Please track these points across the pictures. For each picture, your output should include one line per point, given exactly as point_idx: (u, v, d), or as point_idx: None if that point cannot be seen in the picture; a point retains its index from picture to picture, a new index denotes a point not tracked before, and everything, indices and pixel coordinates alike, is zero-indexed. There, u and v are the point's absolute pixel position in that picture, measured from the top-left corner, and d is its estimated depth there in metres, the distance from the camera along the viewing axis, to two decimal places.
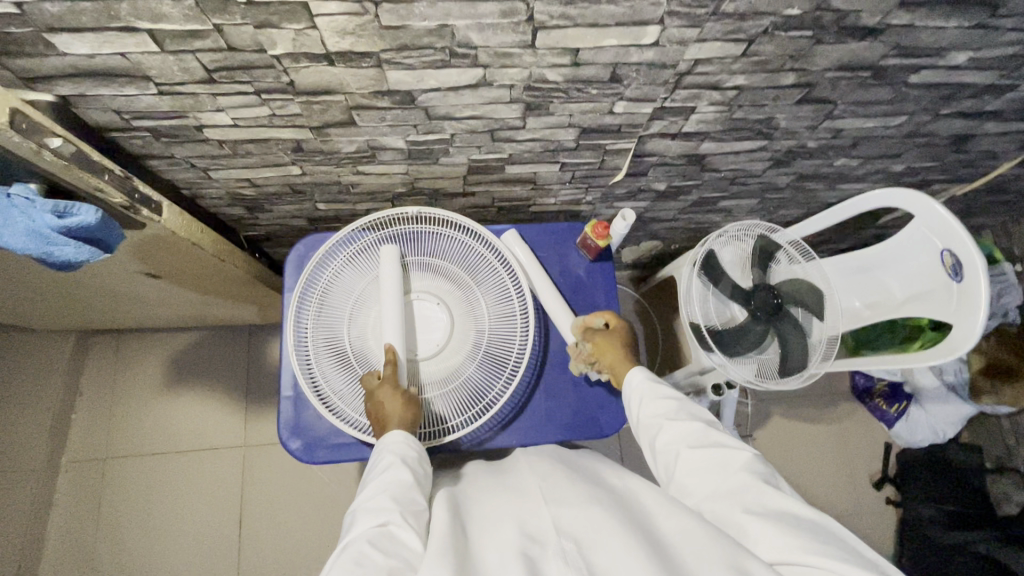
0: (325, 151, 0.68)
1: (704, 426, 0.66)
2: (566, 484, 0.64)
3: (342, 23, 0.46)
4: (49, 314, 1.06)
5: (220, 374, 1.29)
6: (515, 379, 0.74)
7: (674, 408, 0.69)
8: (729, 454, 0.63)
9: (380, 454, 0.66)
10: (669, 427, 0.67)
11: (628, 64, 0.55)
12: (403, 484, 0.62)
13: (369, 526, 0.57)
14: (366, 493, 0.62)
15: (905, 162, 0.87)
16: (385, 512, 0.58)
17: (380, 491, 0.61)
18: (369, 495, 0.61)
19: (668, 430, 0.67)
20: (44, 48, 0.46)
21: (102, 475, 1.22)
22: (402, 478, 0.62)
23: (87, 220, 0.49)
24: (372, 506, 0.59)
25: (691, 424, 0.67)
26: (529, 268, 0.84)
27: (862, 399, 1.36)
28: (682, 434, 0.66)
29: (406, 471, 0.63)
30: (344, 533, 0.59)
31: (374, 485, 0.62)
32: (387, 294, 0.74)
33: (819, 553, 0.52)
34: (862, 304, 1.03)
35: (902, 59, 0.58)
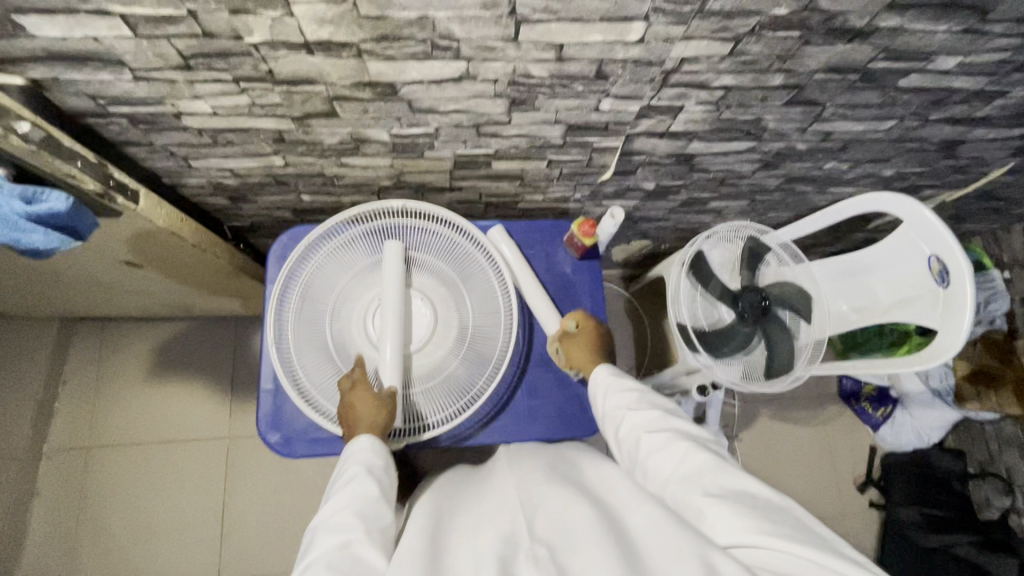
0: (308, 141, 0.67)
1: (664, 414, 0.67)
2: (535, 486, 0.63)
3: (319, 11, 0.45)
4: (29, 301, 1.04)
5: (206, 365, 1.28)
6: (499, 374, 0.74)
7: (637, 398, 0.70)
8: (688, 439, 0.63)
9: (345, 462, 0.66)
10: (630, 416, 0.67)
11: (613, 60, 0.54)
12: (367, 501, 0.62)
13: (331, 546, 0.57)
14: (328, 509, 0.62)
15: (895, 167, 0.86)
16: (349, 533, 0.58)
17: (344, 508, 0.61)
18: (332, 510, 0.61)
19: (629, 419, 0.67)
20: (13, 29, 0.45)
21: (84, 465, 1.21)
22: (368, 495, 0.63)
23: (57, 206, 0.49)
24: (335, 525, 0.59)
25: (652, 412, 0.67)
26: (515, 265, 0.83)
27: (849, 402, 1.37)
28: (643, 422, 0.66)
29: (372, 486, 0.63)
30: (304, 549, 0.59)
31: (337, 501, 0.62)
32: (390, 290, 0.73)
33: (777, 532, 0.51)
34: (849, 308, 1.03)
35: (890, 63, 0.58)
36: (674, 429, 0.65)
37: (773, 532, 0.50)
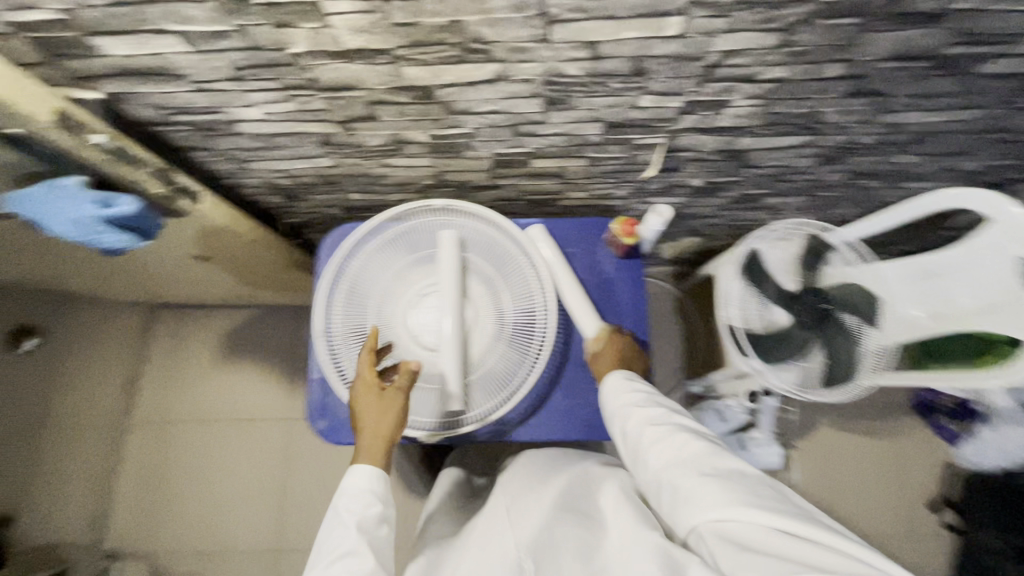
0: (352, 144, 0.69)
1: (664, 409, 0.65)
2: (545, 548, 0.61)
3: (355, 21, 0.47)
4: (116, 288, 1.16)
5: (268, 351, 1.37)
6: (536, 372, 0.74)
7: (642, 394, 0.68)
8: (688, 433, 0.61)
9: (342, 515, 0.65)
10: (631, 411, 0.65)
11: (651, 57, 0.52)
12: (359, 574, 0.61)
13: None
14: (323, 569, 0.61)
15: (980, 160, 0.78)
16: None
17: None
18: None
19: (632, 415, 0.65)
20: (89, 49, 0.50)
21: (163, 437, 1.33)
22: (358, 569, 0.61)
23: (127, 210, 0.54)
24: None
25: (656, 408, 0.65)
26: (554, 264, 0.81)
27: (926, 414, 1.25)
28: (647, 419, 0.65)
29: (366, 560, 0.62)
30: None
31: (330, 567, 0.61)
32: (447, 284, 0.74)
33: (762, 508, 0.51)
34: (925, 313, 0.93)
35: (968, 48, 0.52)
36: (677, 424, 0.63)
37: (761, 513, 0.51)
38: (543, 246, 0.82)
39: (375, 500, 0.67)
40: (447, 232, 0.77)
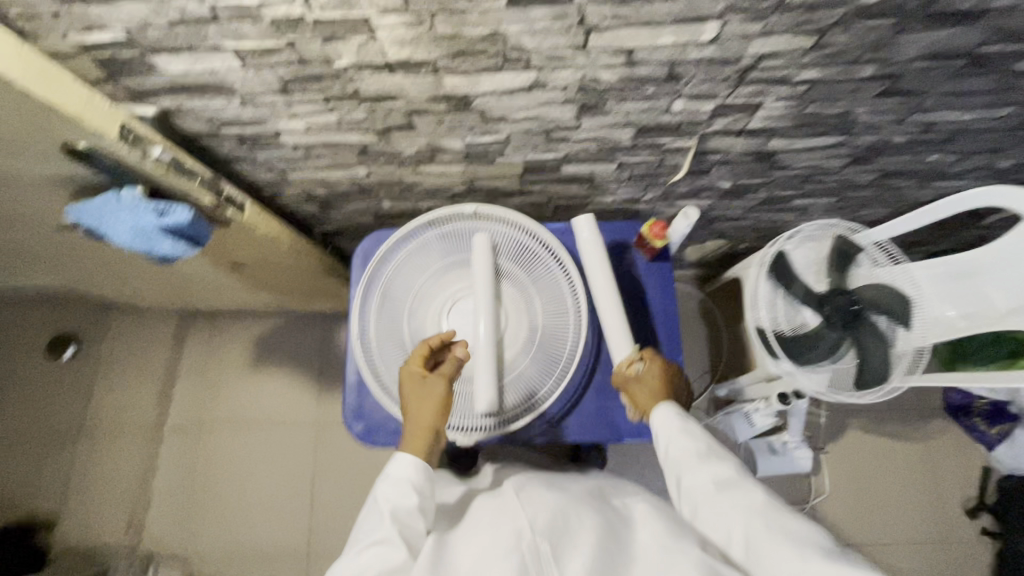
0: (388, 153, 0.71)
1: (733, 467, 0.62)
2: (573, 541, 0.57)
3: (400, 34, 0.49)
4: (153, 298, 1.19)
5: (297, 357, 1.40)
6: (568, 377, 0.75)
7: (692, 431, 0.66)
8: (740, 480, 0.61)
9: (379, 502, 0.61)
10: (697, 467, 0.63)
11: (686, 61, 0.53)
12: (392, 562, 0.56)
13: None
14: (355, 556, 0.58)
15: (1014, 157, 0.77)
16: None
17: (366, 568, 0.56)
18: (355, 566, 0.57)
19: (694, 469, 0.63)
20: (148, 67, 0.52)
21: (196, 442, 1.36)
22: (393, 556, 0.56)
23: (182, 219, 0.56)
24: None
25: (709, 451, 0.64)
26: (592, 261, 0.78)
27: (958, 417, 1.22)
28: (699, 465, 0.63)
29: (398, 549, 0.57)
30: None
31: (365, 555, 0.57)
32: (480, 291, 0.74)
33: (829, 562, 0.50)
34: (956, 313, 0.93)
35: (1005, 45, 0.52)
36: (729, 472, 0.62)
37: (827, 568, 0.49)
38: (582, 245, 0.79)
39: (413, 490, 0.62)
40: (479, 236, 0.77)
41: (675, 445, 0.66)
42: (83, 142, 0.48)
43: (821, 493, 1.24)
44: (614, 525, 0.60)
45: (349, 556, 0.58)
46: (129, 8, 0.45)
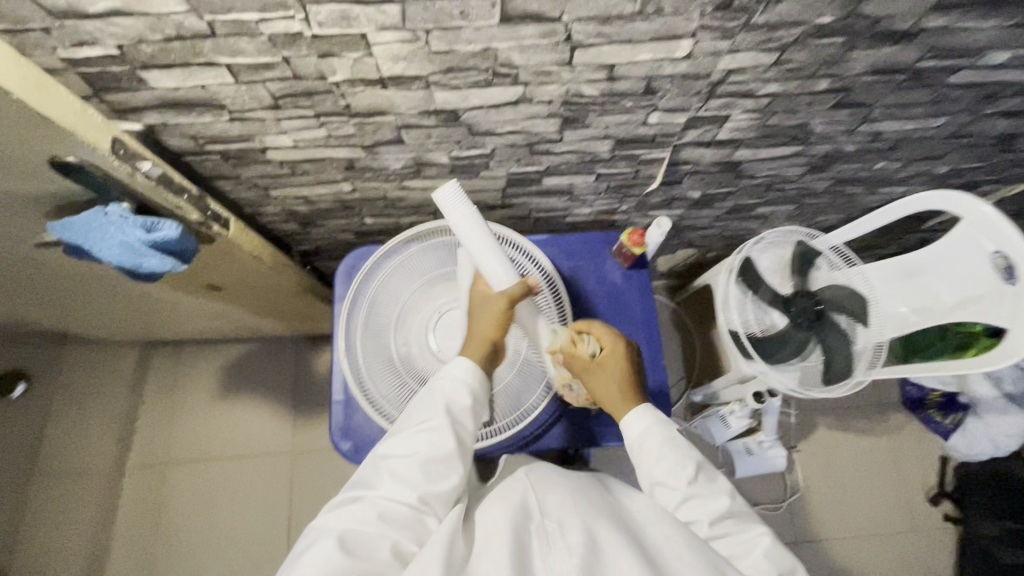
0: (374, 168, 0.72)
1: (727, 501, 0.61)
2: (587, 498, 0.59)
3: (396, 50, 0.50)
4: (115, 328, 1.14)
5: (270, 383, 1.35)
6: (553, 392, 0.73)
7: (673, 443, 0.64)
8: (718, 499, 0.61)
9: (437, 392, 0.64)
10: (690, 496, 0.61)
11: (662, 76, 0.57)
12: (439, 451, 0.61)
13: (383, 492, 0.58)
14: (404, 436, 0.62)
15: (950, 163, 0.85)
16: (401, 485, 0.59)
17: (414, 450, 0.60)
18: (405, 444, 0.61)
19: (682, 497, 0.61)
20: (137, 83, 0.52)
21: (161, 477, 1.28)
22: (444, 444, 0.61)
23: (171, 233, 0.55)
24: (400, 466, 0.60)
25: (690, 464, 0.62)
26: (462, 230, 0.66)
27: (914, 409, 1.30)
28: (682, 483, 0.61)
29: (450, 444, 0.61)
30: (364, 475, 0.61)
31: (415, 436, 0.61)
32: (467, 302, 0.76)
33: None
34: (908, 309, 1.01)
35: (939, 61, 0.59)
36: (707, 491, 0.61)
37: None
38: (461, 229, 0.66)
39: (468, 391, 0.65)
40: (464, 247, 0.79)
41: (657, 458, 0.63)
42: (70, 155, 0.47)
43: (796, 491, 1.28)
44: (620, 507, 0.60)
45: (399, 434, 0.62)
46: (125, 23, 0.45)
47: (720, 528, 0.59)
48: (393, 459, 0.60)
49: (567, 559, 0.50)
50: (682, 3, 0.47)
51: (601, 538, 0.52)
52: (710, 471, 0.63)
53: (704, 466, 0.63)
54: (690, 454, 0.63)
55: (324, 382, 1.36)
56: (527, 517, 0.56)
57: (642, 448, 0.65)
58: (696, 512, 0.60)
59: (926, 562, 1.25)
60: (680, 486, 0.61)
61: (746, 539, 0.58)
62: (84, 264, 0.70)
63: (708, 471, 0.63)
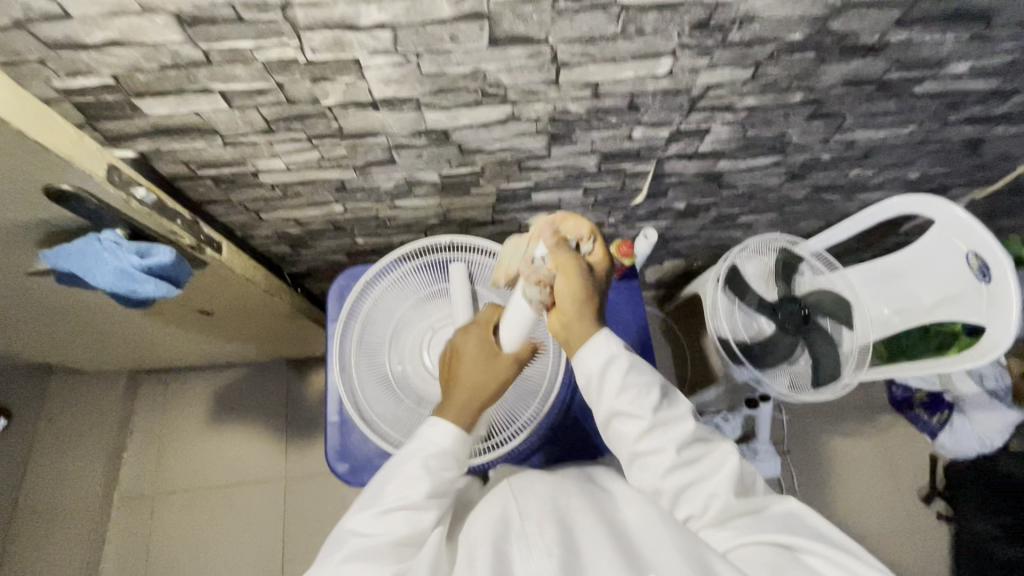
0: (366, 188, 0.73)
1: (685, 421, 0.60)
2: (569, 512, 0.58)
3: (387, 73, 0.52)
4: (102, 358, 1.12)
5: (262, 409, 1.33)
6: (545, 407, 0.72)
7: (636, 368, 0.59)
8: (683, 424, 0.60)
9: (413, 464, 0.59)
10: (641, 420, 0.59)
11: (644, 92, 0.59)
12: (413, 530, 0.57)
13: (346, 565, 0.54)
14: (372, 517, 0.57)
15: (921, 169, 0.89)
16: (369, 564, 0.54)
17: (386, 531, 0.57)
18: (375, 522, 0.57)
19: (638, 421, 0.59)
20: (131, 111, 0.53)
21: (150, 510, 1.24)
22: (419, 522, 0.58)
23: (165, 259, 0.55)
24: (371, 547, 0.56)
25: (653, 390, 0.60)
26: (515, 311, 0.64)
27: (902, 410, 1.33)
28: (646, 412, 0.59)
29: (427, 522, 0.58)
30: (329, 552, 0.57)
31: (389, 513, 0.57)
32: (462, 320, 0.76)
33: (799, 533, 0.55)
34: (890, 312, 1.04)
35: (904, 72, 0.62)
36: (670, 420, 0.60)
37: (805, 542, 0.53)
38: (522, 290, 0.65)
39: (448, 462, 0.61)
40: (456, 265, 0.79)
41: (617, 392, 0.59)
42: (64, 183, 0.47)
43: (792, 495, 1.29)
44: (602, 499, 0.62)
45: (365, 512, 0.58)
46: (121, 53, 0.46)
47: (684, 453, 0.59)
48: (361, 540, 0.56)
49: (545, 558, 0.52)
50: (662, 23, 0.50)
51: (579, 539, 0.54)
52: (671, 394, 0.62)
53: (666, 392, 0.62)
54: (654, 378, 0.60)
55: (316, 405, 1.34)
56: (506, 525, 0.57)
57: (603, 381, 0.59)
58: (662, 442, 0.59)
59: (923, 561, 1.26)
60: (644, 416, 0.59)
61: (710, 463, 0.60)
62: (74, 293, 0.70)
63: (667, 394, 0.62)
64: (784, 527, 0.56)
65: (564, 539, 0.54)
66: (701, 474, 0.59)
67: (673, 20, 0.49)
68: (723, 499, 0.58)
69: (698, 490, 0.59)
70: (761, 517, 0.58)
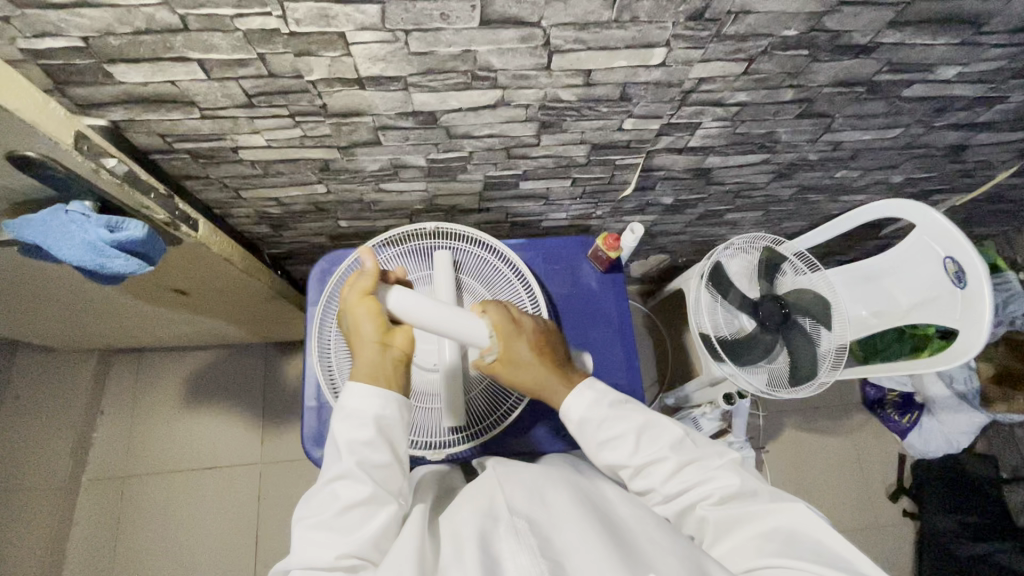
0: (350, 170, 0.72)
1: (674, 459, 0.62)
2: (566, 500, 0.58)
3: (375, 50, 0.50)
4: (74, 335, 1.08)
5: (238, 392, 1.31)
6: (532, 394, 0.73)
7: (608, 422, 0.64)
8: (666, 457, 0.63)
9: (336, 435, 0.58)
10: (625, 468, 0.63)
11: (637, 83, 0.59)
12: (354, 499, 0.55)
13: (302, 554, 0.53)
14: (313, 501, 0.56)
15: (904, 173, 0.90)
16: (315, 548, 0.53)
17: (327, 507, 0.55)
18: (319, 503, 0.55)
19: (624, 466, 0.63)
20: (103, 77, 0.51)
21: (120, 491, 1.22)
22: (359, 490, 0.55)
23: (136, 234, 0.54)
24: (315, 529, 0.54)
25: (631, 434, 0.63)
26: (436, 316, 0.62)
27: (874, 409, 1.36)
28: (627, 459, 0.63)
29: (363, 487, 0.56)
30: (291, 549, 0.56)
31: (322, 489, 0.56)
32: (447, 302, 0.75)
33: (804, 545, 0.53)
34: (868, 313, 1.05)
35: (894, 75, 0.62)
36: (654, 454, 0.63)
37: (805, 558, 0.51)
38: (411, 316, 0.61)
39: (368, 420, 0.58)
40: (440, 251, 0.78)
41: (601, 440, 0.64)
42: (30, 151, 0.46)
43: None
44: (592, 494, 0.61)
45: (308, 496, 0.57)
46: (92, 14, 0.44)
47: (674, 484, 0.62)
48: (310, 520, 0.55)
49: (537, 557, 0.50)
50: (657, 11, 0.49)
51: (569, 535, 0.53)
52: (653, 428, 0.65)
53: (647, 428, 0.65)
54: (629, 425, 0.64)
55: (292, 390, 1.32)
56: (494, 520, 0.55)
57: (588, 433, 0.64)
58: (649, 480, 0.63)
59: (889, 557, 1.28)
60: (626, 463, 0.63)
61: (704, 487, 0.61)
62: (41, 266, 0.67)
63: (652, 432, 0.65)
64: (799, 537, 0.54)
65: (556, 538, 0.53)
66: (694, 497, 0.61)
67: (668, 9, 0.48)
68: (714, 520, 0.59)
69: (689, 514, 0.61)
70: (767, 530, 0.56)
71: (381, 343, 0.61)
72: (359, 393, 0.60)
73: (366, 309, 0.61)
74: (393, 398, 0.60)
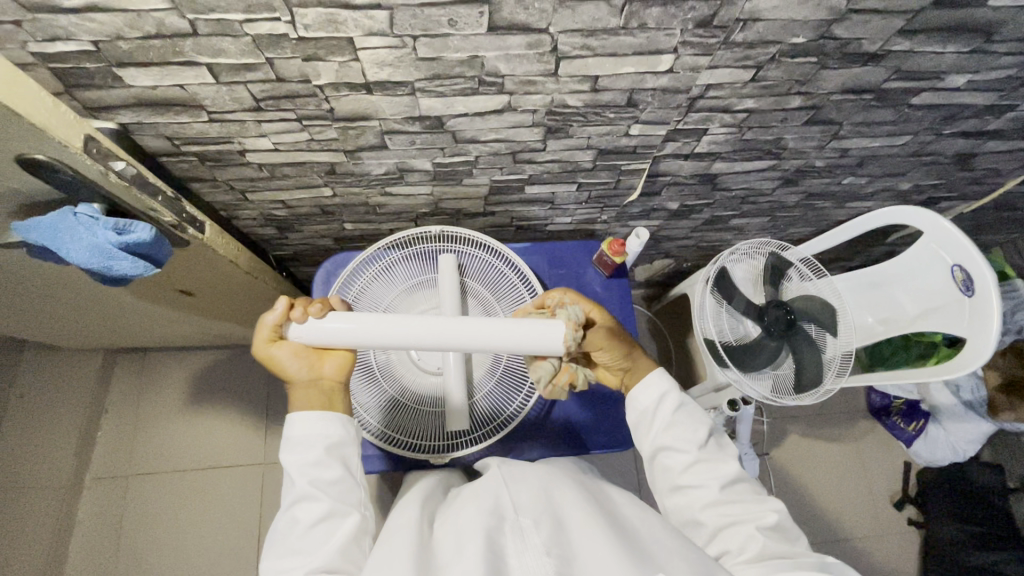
0: (356, 173, 0.72)
1: (735, 469, 0.64)
2: (568, 499, 0.57)
3: (382, 55, 0.50)
4: (80, 335, 1.08)
5: (241, 392, 1.31)
6: (533, 399, 0.72)
7: (685, 410, 0.68)
8: (728, 464, 0.65)
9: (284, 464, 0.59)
10: (684, 455, 0.65)
11: (643, 89, 0.59)
12: (314, 519, 0.57)
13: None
14: (280, 528, 0.58)
15: (912, 180, 0.90)
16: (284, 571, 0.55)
17: (293, 530, 0.57)
18: (283, 529, 0.57)
19: (681, 456, 0.65)
20: (112, 81, 0.51)
21: (124, 490, 1.22)
22: (317, 509, 0.57)
23: (143, 236, 0.54)
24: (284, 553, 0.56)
25: (702, 431, 0.67)
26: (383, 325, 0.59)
27: (879, 416, 1.34)
28: (691, 448, 0.65)
29: (320, 504, 0.57)
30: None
31: (284, 514, 0.58)
32: (451, 306, 0.75)
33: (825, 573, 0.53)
34: (875, 320, 1.04)
35: (903, 82, 0.62)
36: (717, 457, 0.65)
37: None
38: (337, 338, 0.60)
39: (313, 442, 0.60)
40: (446, 254, 0.78)
41: (668, 424, 0.67)
42: (39, 153, 0.46)
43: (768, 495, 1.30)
44: (596, 494, 0.61)
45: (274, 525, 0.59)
46: (103, 19, 0.44)
47: (727, 494, 0.63)
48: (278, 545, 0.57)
49: (543, 557, 0.50)
50: (665, 18, 0.48)
51: (574, 537, 0.53)
52: (718, 438, 0.68)
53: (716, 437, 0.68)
54: (703, 423, 0.67)
55: None
56: (501, 517, 0.54)
57: (658, 413, 0.68)
58: (703, 478, 0.63)
59: (893, 565, 1.27)
60: (690, 450, 0.65)
61: (755, 510, 0.61)
62: (48, 266, 0.68)
63: (719, 441, 0.68)
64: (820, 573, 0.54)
65: (561, 538, 0.52)
66: (741, 514, 0.61)
67: (677, 16, 0.48)
68: (761, 543, 0.58)
69: (728, 530, 0.60)
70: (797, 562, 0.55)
71: (311, 378, 0.63)
72: (302, 422, 0.61)
73: (284, 353, 0.62)
74: (336, 419, 0.62)
